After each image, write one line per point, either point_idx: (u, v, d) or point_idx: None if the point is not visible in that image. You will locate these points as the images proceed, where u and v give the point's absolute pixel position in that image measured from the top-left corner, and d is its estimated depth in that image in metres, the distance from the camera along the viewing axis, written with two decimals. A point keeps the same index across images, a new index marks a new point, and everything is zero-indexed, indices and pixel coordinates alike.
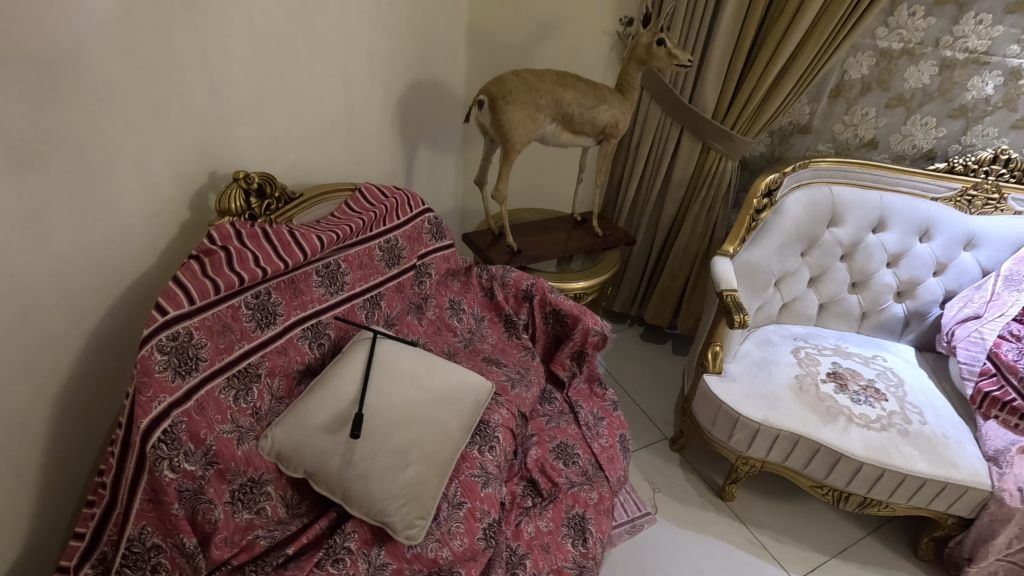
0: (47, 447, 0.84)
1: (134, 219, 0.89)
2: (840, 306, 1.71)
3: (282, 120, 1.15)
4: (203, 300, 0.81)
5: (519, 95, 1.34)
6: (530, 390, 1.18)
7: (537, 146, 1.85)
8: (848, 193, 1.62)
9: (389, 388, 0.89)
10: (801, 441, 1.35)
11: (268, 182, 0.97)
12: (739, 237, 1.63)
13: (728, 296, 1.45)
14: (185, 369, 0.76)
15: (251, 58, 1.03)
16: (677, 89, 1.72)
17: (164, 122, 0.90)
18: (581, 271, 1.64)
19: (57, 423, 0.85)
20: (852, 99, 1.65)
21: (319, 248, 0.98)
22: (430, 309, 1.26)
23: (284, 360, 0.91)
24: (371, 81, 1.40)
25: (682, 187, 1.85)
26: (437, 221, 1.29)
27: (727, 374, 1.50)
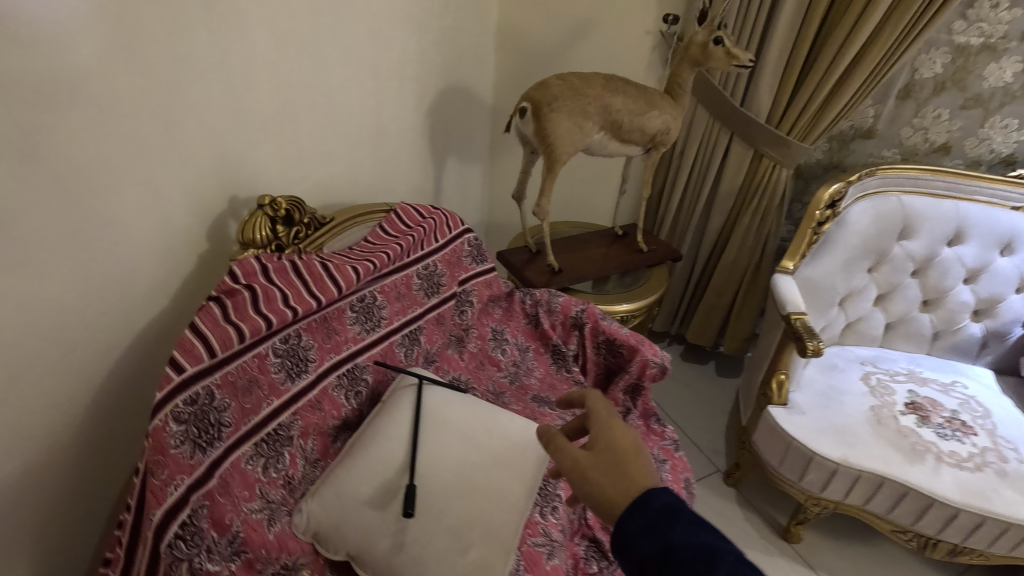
0: (51, 525, 0.72)
1: (147, 252, 0.77)
2: (909, 325, 1.57)
3: (308, 133, 1.03)
4: (226, 351, 0.68)
5: (566, 101, 1.21)
6: (588, 435, 1.05)
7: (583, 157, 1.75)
8: (919, 203, 1.48)
9: (441, 449, 0.76)
10: (886, 483, 1.20)
11: (296, 207, 0.84)
12: (799, 251, 1.49)
13: (797, 320, 1.31)
14: (206, 441, 0.64)
15: (274, 65, 0.91)
16: (728, 92, 1.58)
17: (178, 141, 0.77)
18: (621, 292, 1.51)
19: (62, 494, 0.73)
20: (922, 101, 1.51)
21: (355, 280, 0.86)
22: (472, 340, 1.13)
23: (318, 416, 0.78)
24: (401, 89, 1.28)
25: (731, 197, 1.71)
26: (477, 242, 1.16)
27: (793, 405, 1.36)
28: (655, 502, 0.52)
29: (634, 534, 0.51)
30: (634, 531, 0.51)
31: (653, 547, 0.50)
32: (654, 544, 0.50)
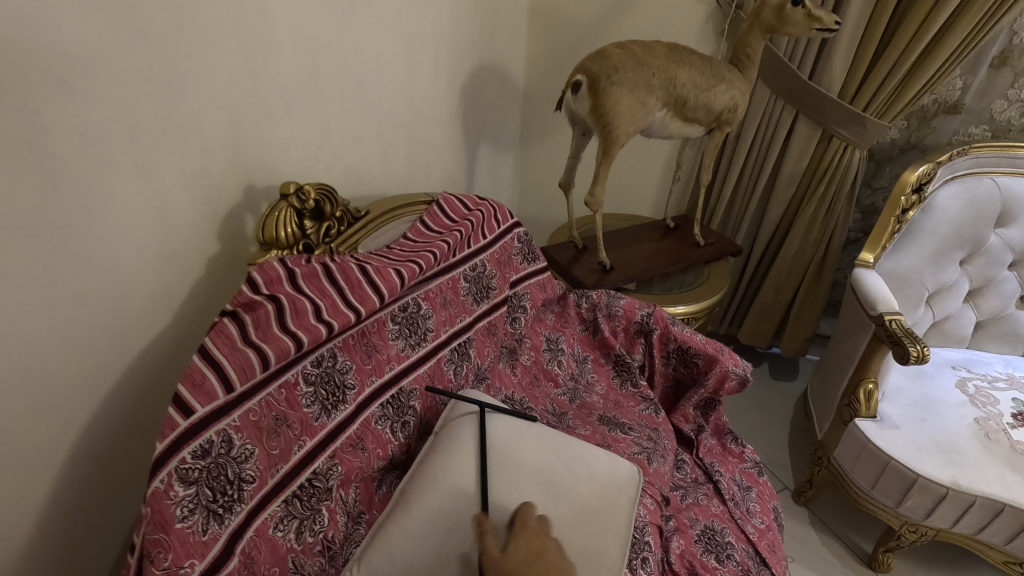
0: None
1: (146, 252, 0.62)
2: (1003, 324, 1.40)
3: (336, 113, 0.87)
4: (246, 384, 0.53)
5: (627, 73, 1.05)
6: (667, 463, 0.89)
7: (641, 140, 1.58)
8: (1018, 186, 1.30)
9: (512, 499, 0.61)
10: (1005, 511, 1.04)
11: (327, 198, 0.69)
12: (880, 243, 1.32)
13: (892, 322, 1.14)
14: (223, 505, 0.49)
15: (297, 29, 0.76)
16: (795, 64, 1.41)
17: (182, 118, 0.62)
18: (665, 295, 1.34)
19: (45, 560, 0.58)
20: (1021, 69, 1.33)
21: (398, 286, 0.70)
22: (526, 353, 0.98)
23: (360, 458, 0.63)
24: (436, 66, 1.13)
25: (794, 183, 1.54)
26: (528, 238, 1.00)
27: (883, 418, 1.20)
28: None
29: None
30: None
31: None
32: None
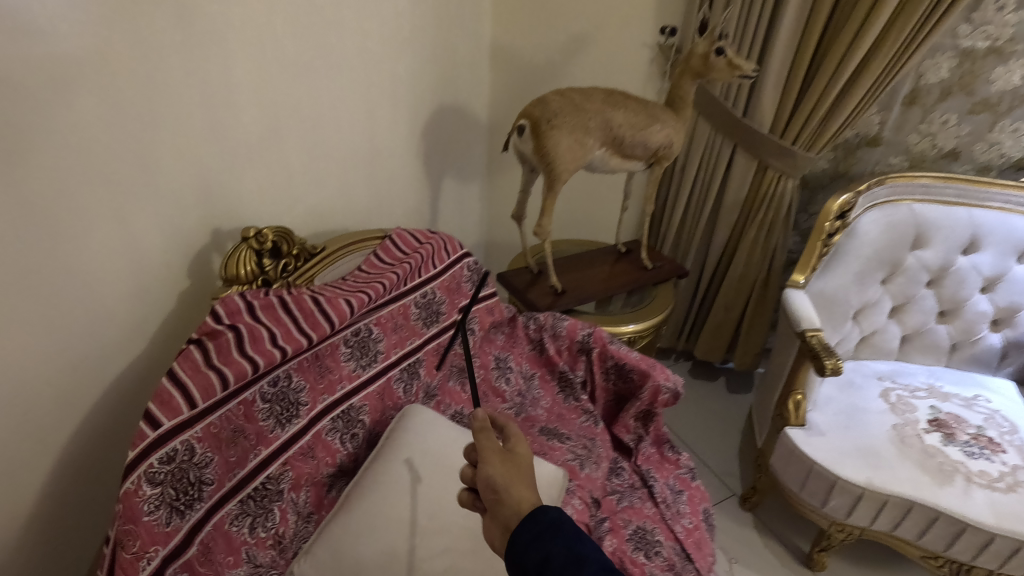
0: None
1: (122, 289, 0.72)
2: (926, 337, 1.52)
3: (298, 160, 0.98)
4: (208, 401, 0.62)
5: (565, 118, 1.17)
6: (601, 469, 0.99)
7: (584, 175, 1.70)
8: (932, 212, 1.44)
9: (444, 498, 0.71)
10: (914, 508, 1.14)
11: (284, 239, 0.79)
12: (810, 265, 1.44)
13: (813, 338, 1.25)
14: (185, 503, 0.58)
15: (259, 90, 0.87)
16: (730, 103, 1.54)
17: (155, 174, 0.73)
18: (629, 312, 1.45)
19: (33, 556, 0.67)
20: (929, 106, 1.48)
21: (348, 314, 0.80)
22: (475, 371, 1.07)
23: (310, 465, 0.73)
24: (396, 111, 1.25)
25: (735, 210, 1.66)
26: (477, 266, 1.10)
27: (812, 426, 1.30)
28: (545, 513, 0.57)
29: (522, 541, 0.56)
30: (523, 543, 0.56)
31: (534, 560, 0.55)
32: (537, 555, 0.55)
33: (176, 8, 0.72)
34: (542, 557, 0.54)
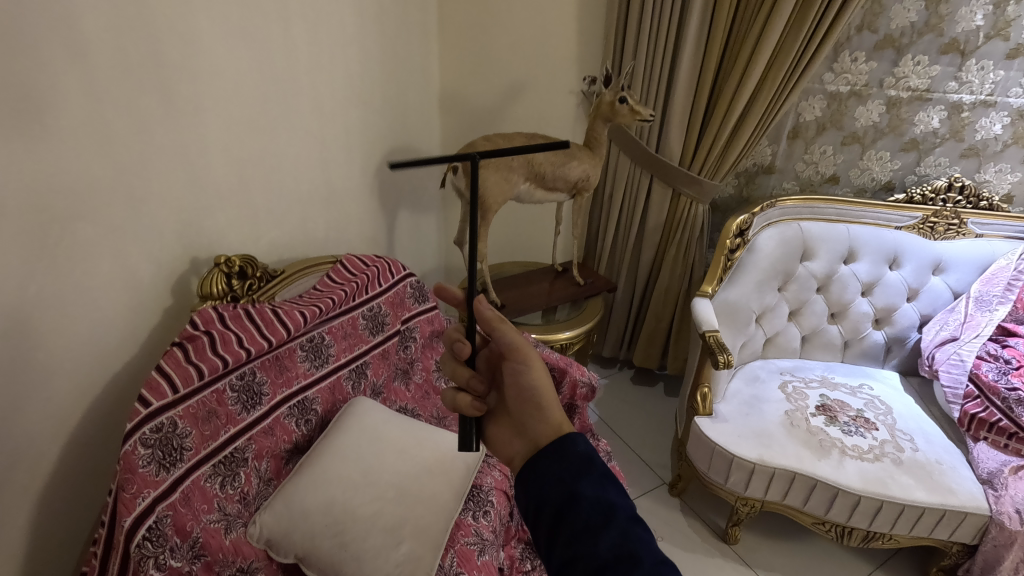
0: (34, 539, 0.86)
1: (117, 305, 0.92)
2: (822, 336, 1.75)
3: (262, 200, 1.19)
4: (187, 388, 0.82)
5: (491, 159, 1.40)
6: None
7: (514, 205, 1.92)
8: (816, 228, 1.68)
9: (376, 459, 0.95)
10: (797, 478, 1.34)
11: (248, 264, 1.01)
12: (716, 277, 1.65)
13: (711, 337, 1.47)
14: (169, 462, 0.77)
15: (229, 145, 1.08)
16: (644, 141, 1.78)
17: (144, 216, 0.94)
18: (567, 320, 1.66)
19: (47, 511, 0.87)
20: (810, 139, 1.74)
21: (303, 323, 0.99)
22: (417, 372, 1.27)
23: (270, 440, 0.94)
24: (349, 155, 1.46)
25: (657, 232, 1.89)
26: (419, 284, 1.31)
27: (718, 415, 1.50)
28: (575, 450, 0.57)
29: (550, 473, 0.55)
30: (548, 474, 0.55)
31: (559, 493, 0.54)
32: (564, 489, 0.54)
33: (161, 88, 0.93)
34: (569, 493, 0.53)
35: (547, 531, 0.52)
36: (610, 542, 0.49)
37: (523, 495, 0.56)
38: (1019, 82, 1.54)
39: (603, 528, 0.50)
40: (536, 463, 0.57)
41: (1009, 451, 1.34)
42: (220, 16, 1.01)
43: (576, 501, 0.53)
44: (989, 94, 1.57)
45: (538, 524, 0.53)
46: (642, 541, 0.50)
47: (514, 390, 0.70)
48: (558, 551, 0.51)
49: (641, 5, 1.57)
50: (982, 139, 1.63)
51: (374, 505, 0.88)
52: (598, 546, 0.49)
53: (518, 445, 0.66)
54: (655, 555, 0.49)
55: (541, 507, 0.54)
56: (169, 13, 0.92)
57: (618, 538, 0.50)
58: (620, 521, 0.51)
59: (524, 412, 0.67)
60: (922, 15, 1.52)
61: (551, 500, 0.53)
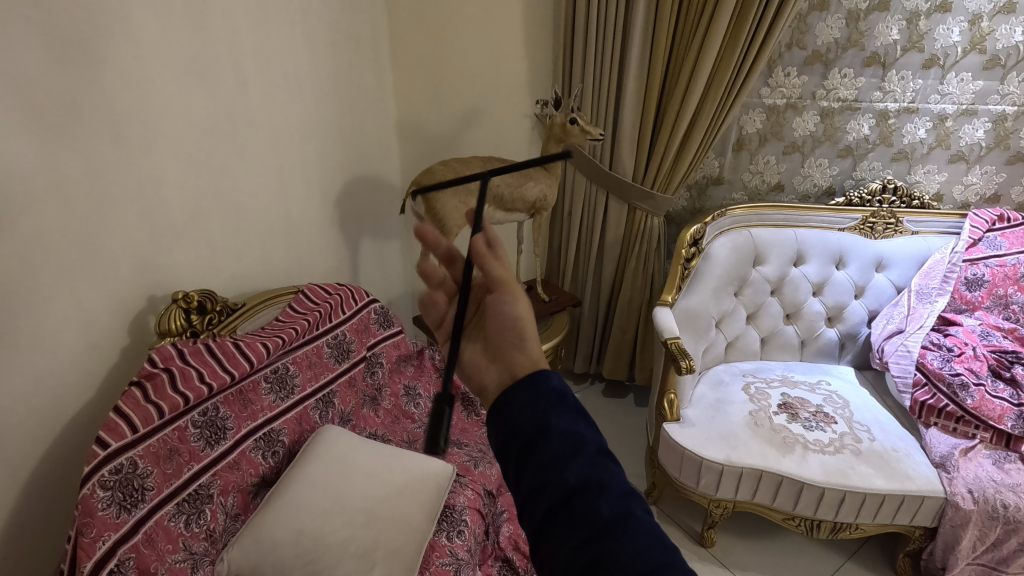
0: None
1: (72, 347, 0.91)
2: (780, 337, 1.81)
3: (220, 234, 1.19)
4: (147, 427, 0.83)
5: (448, 183, 1.43)
6: (494, 467, 1.18)
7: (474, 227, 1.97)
8: (765, 233, 1.76)
9: (347, 483, 0.96)
10: (763, 476, 1.38)
11: (208, 298, 1.02)
12: (674, 286, 1.71)
13: (673, 343, 1.52)
14: (130, 503, 0.79)
15: (184, 182, 1.09)
16: (597, 159, 1.83)
17: (98, 256, 0.93)
18: None
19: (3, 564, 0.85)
20: (753, 150, 1.83)
21: (265, 355, 1.01)
22: (386, 398, 1.28)
23: (236, 474, 0.95)
24: (308, 186, 1.48)
25: (617, 246, 1.94)
26: (383, 310, 1.34)
27: (685, 420, 1.54)
28: (549, 384, 0.51)
29: (520, 405, 0.50)
30: (519, 406, 0.50)
31: (530, 425, 0.48)
32: (536, 420, 0.49)
33: (112, 128, 0.94)
34: (540, 424, 0.48)
35: (515, 459, 0.48)
36: (578, 471, 0.45)
37: (493, 427, 0.51)
38: (936, 89, 1.66)
39: (572, 459, 0.46)
40: (507, 397, 0.51)
41: (958, 435, 1.43)
42: (171, 56, 1.03)
43: (545, 435, 0.48)
44: (912, 102, 1.69)
45: (505, 455, 0.49)
46: (611, 472, 0.47)
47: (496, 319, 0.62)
48: (525, 479, 0.47)
49: (585, 30, 1.64)
50: (910, 143, 1.75)
51: (347, 530, 0.90)
52: (567, 475, 0.45)
53: (490, 375, 0.59)
54: (621, 485, 0.46)
55: (511, 437, 0.49)
56: (119, 55, 0.93)
57: (588, 467, 0.46)
58: (590, 454, 0.47)
59: (504, 340, 0.61)
60: (844, 31, 1.63)
61: (520, 431, 0.48)
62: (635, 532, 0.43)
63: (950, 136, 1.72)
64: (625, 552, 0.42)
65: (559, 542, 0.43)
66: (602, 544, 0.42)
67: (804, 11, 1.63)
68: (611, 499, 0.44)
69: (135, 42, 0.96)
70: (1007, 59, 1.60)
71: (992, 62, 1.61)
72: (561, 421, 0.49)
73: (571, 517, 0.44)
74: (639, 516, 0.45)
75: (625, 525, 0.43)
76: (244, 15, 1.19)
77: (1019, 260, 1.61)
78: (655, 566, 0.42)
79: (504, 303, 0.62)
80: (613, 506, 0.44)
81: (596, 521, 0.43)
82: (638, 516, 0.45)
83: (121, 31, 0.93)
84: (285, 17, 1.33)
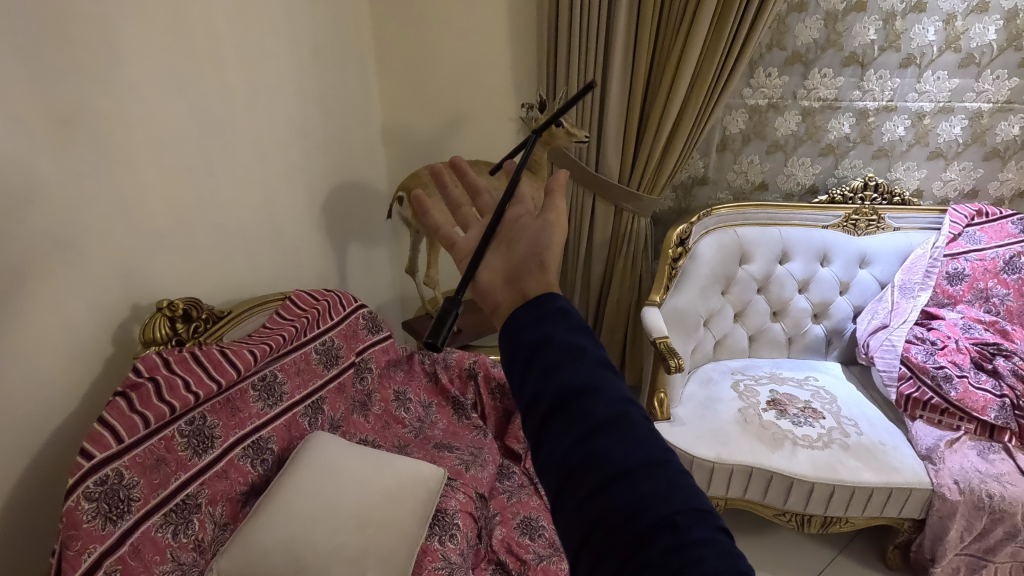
0: None
1: (55, 358, 0.90)
2: (767, 334, 1.83)
3: (205, 242, 1.18)
4: (132, 437, 0.82)
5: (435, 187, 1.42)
6: (486, 470, 1.17)
7: None
8: (751, 232, 1.78)
9: (337, 490, 0.96)
10: (753, 472, 1.39)
11: (193, 307, 1.01)
12: (662, 286, 1.72)
13: (661, 343, 1.53)
14: (116, 514, 0.78)
15: (167, 191, 1.08)
16: (583, 161, 1.84)
17: (81, 267, 0.92)
18: None
19: None
20: (737, 151, 1.85)
21: (252, 362, 1.01)
22: (375, 404, 1.27)
23: (225, 483, 0.94)
24: (294, 191, 1.47)
25: (605, 247, 1.95)
26: (371, 315, 1.34)
27: (676, 419, 1.54)
28: (553, 303, 0.51)
29: (525, 321, 0.50)
30: (524, 321, 0.50)
31: (533, 337, 0.48)
32: (538, 332, 0.48)
33: (93, 138, 0.93)
34: (543, 335, 0.48)
35: (519, 370, 0.48)
36: (576, 376, 0.45)
37: (500, 343, 0.51)
38: (913, 88, 1.70)
39: (572, 365, 0.45)
40: (514, 316, 0.51)
41: (943, 427, 1.45)
42: (152, 65, 1.02)
43: (547, 343, 0.47)
44: (890, 100, 1.72)
45: (511, 365, 0.49)
46: (611, 381, 0.45)
47: (525, 243, 0.61)
48: (527, 387, 0.46)
49: (568, 32, 1.65)
50: (890, 141, 1.78)
51: (337, 537, 0.89)
52: (564, 379, 0.44)
53: (503, 292, 0.58)
54: (620, 392, 0.45)
55: (516, 349, 0.49)
56: (98, 65, 0.92)
57: (586, 373, 0.45)
58: (590, 361, 0.46)
59: (525, 263, 0.59)
60: (823, 32, 1.66)
61: (523, 343, 0.48)
62: (629, 431, 0.42)
63: (928, 134, 1.75)
64: (619, 447, 0.41)
65: (555, 442, 0.43)
66: (596, 442, 0.41)
67: (783, 13, 1.65)
68: (608, 400, 0.43)
69: (116, 51, 0.95)
70: (981, 57, 1.64)
71: (966, 60, 1.65)
72: (564, 331, 0.48)
73: (568, 416, 0.43)
74: (636, 420, 0.43)
75: (622, 424, 0.42)
76: (226, 23, 1.19)
77: (998, 254, 1.65)
78: (649, 463, 0.40)
79: (543, 232, 0.62)
80: (610, 408, 0.43)
81: (591, 420, 0.42)
82: (635, 420, 0.43)
83: (101, 39, 0.92)
84: (268, 24, 1.33)
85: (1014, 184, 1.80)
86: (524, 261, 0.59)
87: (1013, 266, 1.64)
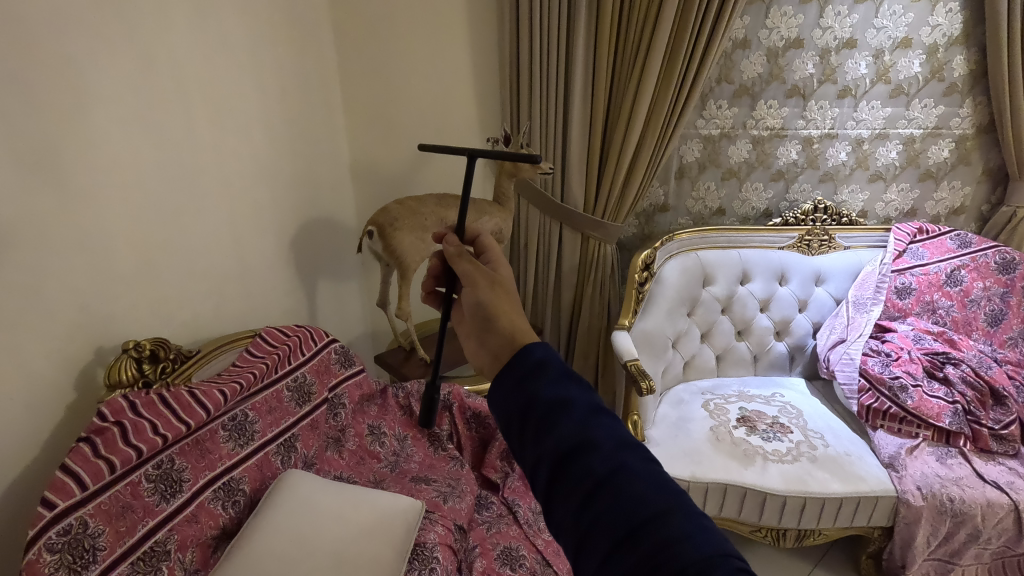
0: None
1: (16, 407, 0.87)
2: (733, 353, 1.88)
3: (172, 283, 1.17)
4: (97, 483, 0.80)
5: (403, 221, 1.44)
6: (464, 501, 1.17)
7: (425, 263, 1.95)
8: (712, 255, 1.85)
9: (313, 529, 0.94)
10: (728, 489, 1.41)
11: (160, 347, 1.00)
12: (631, 310, 1.76)
13: (632, 365, 1.56)
14: (80, 565, 0.76)
15: (132, 232, 1.07)
16: (548, 192, 1.88)
17: (43, 311, 0.91)
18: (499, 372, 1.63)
19: None
20: (694, 177, 1.93)
21: (222, 402, 1.00)
22: (350, 439, 1.26)
23: (194, 528, 0.91)
24: (262, 229, 1.47)
25: (573, 274, 1.98)
26: (343, 349, 1.34)
27: (651, 440, 1.56)
28: (531, 357, 0.53)
29: (510, 386, 0.52)
30: (507, 386, 0.52)
31: (519, 401, 0.51)
32: (523, 395, 0.51)
33: (53, 176, 0.92)
34: (527, 398, 0.50)
35: (514, 433, 0.51)
36: (568, 434, 0.47)
37: (491, 409, 0.54)
38: (852, 116, 1.82)
39: (561, 421, 0.48)
40: (498, 378, 0.54)
41: (903, 434, 1.51)
42: (117, 106, 1.03)
43: (535, 403, 0.50)
44: (832, 128, 1.84)
45: (506, 425, 0.52)
46: (603, 428, 0.48)
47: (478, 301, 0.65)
48: (527, 452, 0.49)
49: (529, 70, 1.72)
50: (834, 166, 1.89)
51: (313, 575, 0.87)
52: (558, 440, 0.47)
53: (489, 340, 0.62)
54: (614, 440, 0.47)
55: (507, 413, 0.52)
56: (61, 103, 0.93)
57: (578, 428, 0.47)
58: (579, 414, 0.48)
59: (483, 322, 0.63)
60: (766, 66, 1.77)
61: (513, 407, 0.51)
62: (630, 483, 0.44)
63: (867, 158, 1.87)
64: (621, 498, 0.43)
65: (564, 504, 0.45)
66: (600, 498, 0.44)
67: (729, 50, 1.76)
68: (603, 455, 0.46)
69: (80, 96, 0.96)
70: (909, 88, 1.77)
71: (897, 91, 1.78)
72: (551, 388, 0.50)
73: (568, 476, 0.45)
74: (635, 467, 0.45)
75: (619, 475, 0.44)
76: (191, 68, 1.21)
77: (940, 268, 1.75)
78: (654, 517, 0.42)
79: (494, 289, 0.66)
80: (606, 460, 0.45)
81: (591, 478, 0.45)
82: (633, 467, 0.45)
83: (61, 78, 0.93)
84: (234, 67, 1.35)
85: (948, 203, 1.93)
86: (509, 307, 0.64)
87: (955, 278, 1.75)
